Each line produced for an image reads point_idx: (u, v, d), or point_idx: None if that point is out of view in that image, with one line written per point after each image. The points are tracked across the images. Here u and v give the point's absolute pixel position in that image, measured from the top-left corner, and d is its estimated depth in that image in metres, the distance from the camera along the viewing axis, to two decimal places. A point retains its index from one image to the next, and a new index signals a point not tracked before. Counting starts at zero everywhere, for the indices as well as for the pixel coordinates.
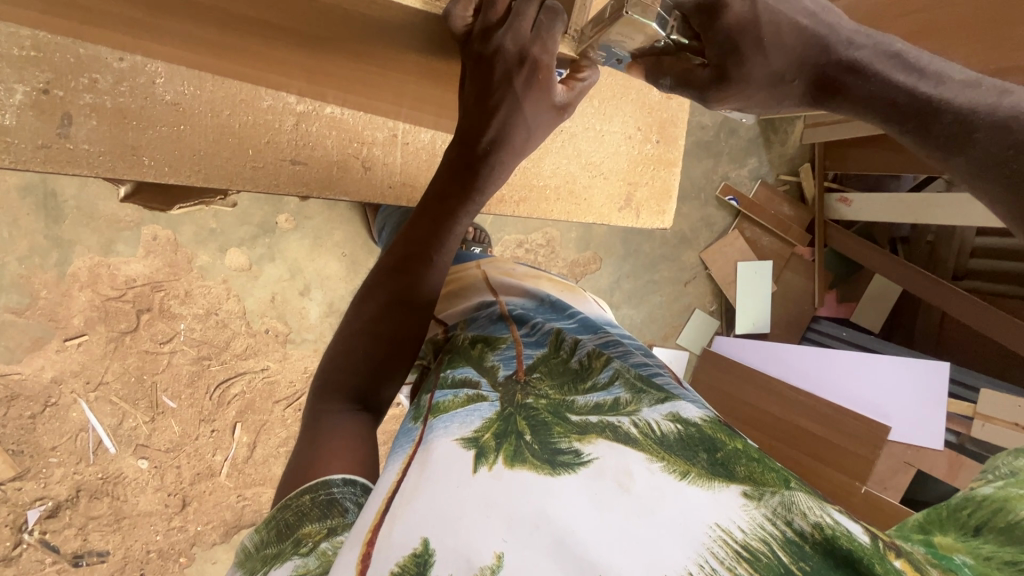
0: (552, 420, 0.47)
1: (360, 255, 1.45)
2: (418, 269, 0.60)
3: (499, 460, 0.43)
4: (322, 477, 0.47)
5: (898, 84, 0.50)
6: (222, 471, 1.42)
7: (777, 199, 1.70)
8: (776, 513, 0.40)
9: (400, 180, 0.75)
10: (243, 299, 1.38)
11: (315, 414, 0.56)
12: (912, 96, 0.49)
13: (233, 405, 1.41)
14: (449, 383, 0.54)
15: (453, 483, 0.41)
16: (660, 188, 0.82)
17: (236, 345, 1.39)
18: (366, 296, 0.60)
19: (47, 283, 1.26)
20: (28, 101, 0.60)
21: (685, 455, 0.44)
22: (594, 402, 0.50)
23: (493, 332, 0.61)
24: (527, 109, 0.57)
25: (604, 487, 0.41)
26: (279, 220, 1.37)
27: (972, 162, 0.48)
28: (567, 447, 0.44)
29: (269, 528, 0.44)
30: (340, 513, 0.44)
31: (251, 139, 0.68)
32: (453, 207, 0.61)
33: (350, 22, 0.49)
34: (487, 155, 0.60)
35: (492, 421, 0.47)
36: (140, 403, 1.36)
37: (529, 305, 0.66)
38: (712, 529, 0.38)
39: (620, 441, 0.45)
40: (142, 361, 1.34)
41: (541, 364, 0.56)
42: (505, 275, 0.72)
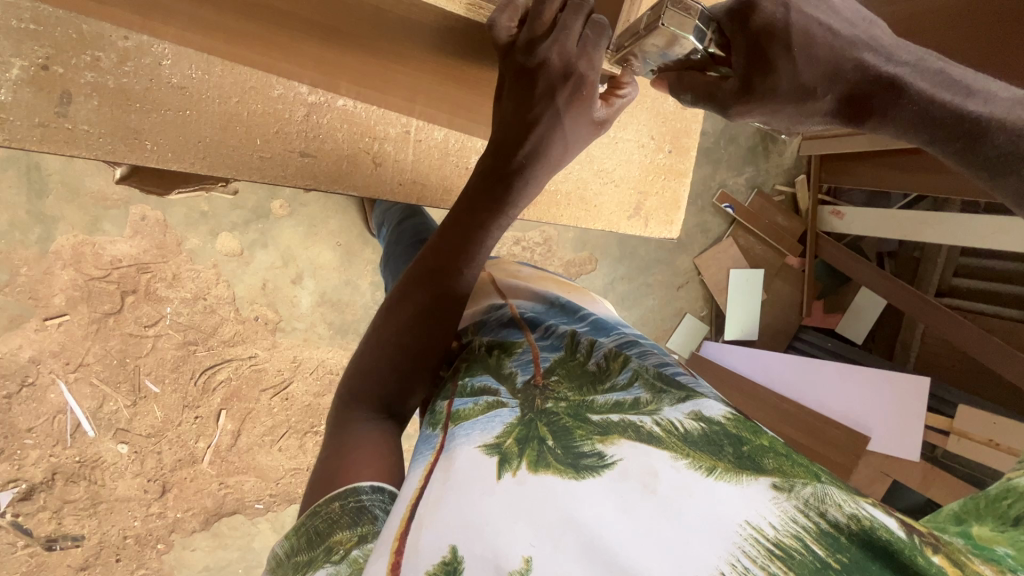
0: (573, 424, 0.47)
1: (355, 245, 1.42)
2: (449, 280, 0.58)
3: (523, 466, 0.43)
4: (352, 484, 0.47)
5: (945, 103, 0.49)
6: (204, 459, 1.40)
7: (772, 208, 1.71)
8: (807, 505, 0.40)
9: (411, 177, 0.73)
10: (233, 285, 1.36)
11: (339, 421, 0.55)
12: (962, 116, 0.48)
13: (219, 392, 1.39)
14: (468, 390, 0.54)
15: (477, 487, 0.41)
16: (670, 197, 0.82)
17: (224, 332, 1.37)
18: (392, 306, 0.58)
19: (27, 260, 1.22)
20: (25, 76, 0.58)
21: (710, 452, 0.44)
22: (614, 402, 0.50)
23: (507, 336, 0.61)
24: (567, 121, 0.57)
25: (632, 488, 0.41)
26: (274, 206, 1.35)
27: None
28: (590, 450, 0.44)
29: (300, 534, 0.45)
30: (369, 520, 0.44)
31: (259, 128, 0.65)
32: (485, 222, 0.59)
33: (381, 20, 0.55)
34: (522, 169, 0.58)
35: (513, 427, 0.47)
36: (122, 386, 1.32)
37: (540, 309, 0.66)
38: (743, 527, 0.38)
39: (644, 441, 0.45)
40: (126, 343, 1.31)
41: (559, 367, 0.55)
42: (512, 275, 0.72)
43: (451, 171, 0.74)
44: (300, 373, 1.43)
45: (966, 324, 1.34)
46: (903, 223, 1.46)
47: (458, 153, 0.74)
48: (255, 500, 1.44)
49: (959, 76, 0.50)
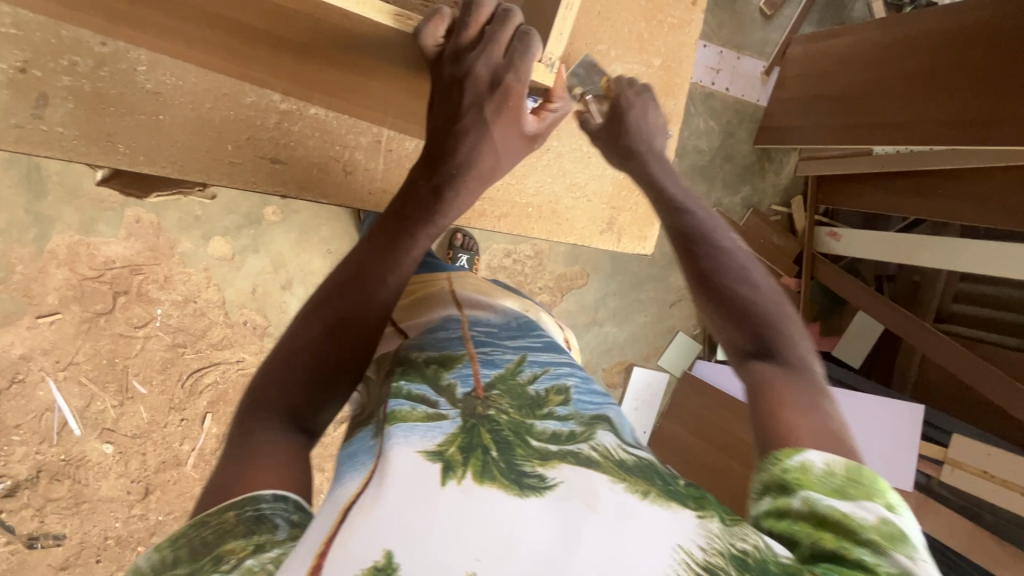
0: (514, 441, 0.47)
1: (346, 252, 1.43)
2: (370, 285, 0.58)
3: (468, 476, 0.42)
4: (251, 492, 0.45)
5: (690, 222, 0.64)
6: (188, 461, 1.40)
7: (767, 228, 1.69)
8: (735, 535, 0.41)
9: (379, 187, 0.74)
10: (224, 288, 1.37)
11: (244, 424, 0.53)
12: (698, 234, 0.63)
13: (206, 395, 1.39)
14: (404, 394, 0.53)
15: (419, 494, 0.40)
16: (644, 214, 0.82)
17: (213, 334, 1.38)
18: (316, 308, 0.58)
19: (23, 258, 1.24)
20: (4, 79, 0.59)
21: (647, 480, 0.45)
22: (551, 430, 0.50)
23: (449, 353, 0.60)
24: (497, 131, 0.57)
25: (575, 507, 0.40)
26: (266, 212, 1.37)
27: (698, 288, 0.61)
28: (531, 470, 0.44)
29: (178, 546, 0.41)
30: (269, 529, 0.43)
31: (231, 135, 0.66)
32: (416, 229, 0.59)
33: (325, 38, 0.51)
34: (452, 178, 0.58)
35: (454, 437, 0.47)
36: (110, 386, 1.34)
37: (493, 320, 0.69)
38: (677, 551, 0.38)
39: (582, 465, 0.45)
40: (115, 344, 1.32)
41: (499, 386, 0.55)
42: (475, 292, 0.76)
43: None
44: None
45: (961, 352, 1.31)
46: (902, 246, 1.42)
47: None
48: None
49: (712, 217, 0.66)
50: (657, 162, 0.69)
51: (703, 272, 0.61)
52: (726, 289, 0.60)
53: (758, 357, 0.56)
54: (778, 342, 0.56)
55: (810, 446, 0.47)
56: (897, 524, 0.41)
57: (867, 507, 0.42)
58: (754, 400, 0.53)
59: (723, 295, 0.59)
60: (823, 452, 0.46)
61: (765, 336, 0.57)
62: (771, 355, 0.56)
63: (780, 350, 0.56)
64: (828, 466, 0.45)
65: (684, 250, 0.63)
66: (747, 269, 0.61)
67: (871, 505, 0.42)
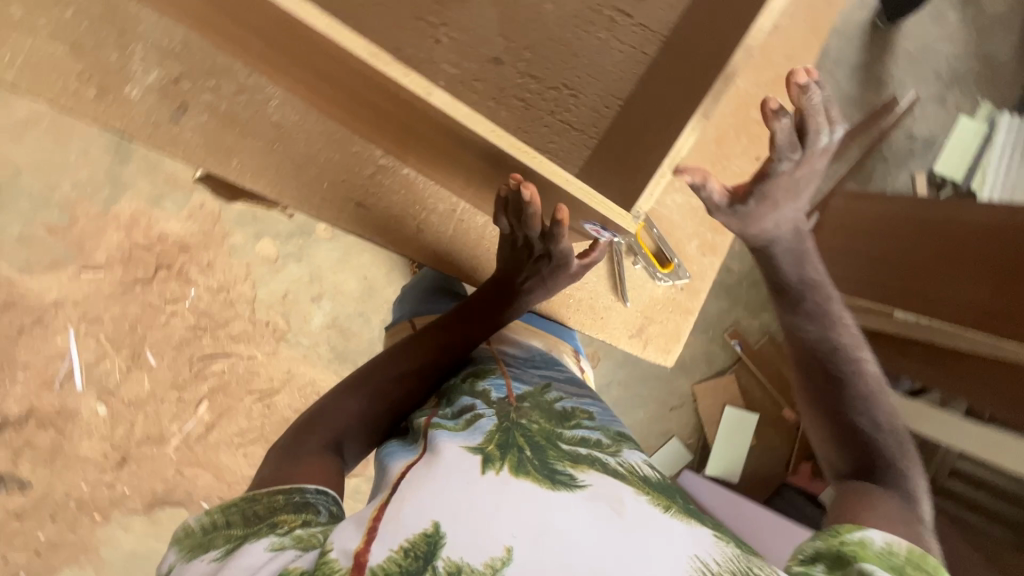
0: (548, 446, 0.63)
1: (379, 281, 1.50)
2: (431, 354, 0.80)
3: (505, 468, 0.58)
4: (298, 484, 0.62)
5: (828, 357, 0.78)
6: (171, 442, 1.45)
7: (779, 357, 1.72)
8: (736, 557, 0.55)
9: (445, 250, 0.81)
10: (257, 286, 1.46)
11: (302, 441, 0.70)
12: (831, 368, 0.77)
13: (208, 382, 1.46)
14: (451, 411, 0.70)
15: (470, 480, 0.56)
16: (672, 329, 0.85)
17: (233, 327, 1.46)
18: (390, 359, 0.80)
19: (87, 214, 1.37)
20: (158, 85, 0.68)
21: (660, 496, 0.60)
22: (581, 442, 0.66)
23: (487, 370, 0.79)
24: (552, 282, 0.80)
25: (602, 507, 0.55)
26: (318, 228, 1.47)
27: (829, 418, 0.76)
28: (565, 470, 0.59)
29: (232, 514, 0.59)
30: (311, 513, 0.60)
31: (330, 174, 0.74)
32: (479, 326, 0.82)
33: (437, 131, 0.60)
34: (514, 300, 0.82)
35: (496, 437, 0.63)
36: (123, 350, 1.42)
37: (520, 355, 0.85)
38: (692, 560, 0.52)
39: (608, 475, 0.61)
40: (141, 312, 1.42)
41: (529, 399, 0.73)
42: (509, 328, 0.91)
43: (480, 252, 0.82)
44: (289, 386, 1.49)
45: (942, 514, 1.39)
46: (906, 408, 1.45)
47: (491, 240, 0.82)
48: (202, 498, 1.47)
49: (852, 348, 0.79)
50: (807, 290, 0.81)
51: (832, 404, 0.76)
52: (846, 416, 0.74)
53: (859, 475, 0.70)
54: (891, 470, 0.69)
55: (875, 527, 0.58)
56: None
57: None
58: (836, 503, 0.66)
59: (839, 419, 0.75)
60: (885, 534, 0.58)
61: (873, 462, 0.70)
62: (876, 475, 0.69)
63: (886, 473, 0.69)
64: (889, 546, 0.57)
65: (818, 376, 0.78)
66: (863, 402, 0.75)
67: None
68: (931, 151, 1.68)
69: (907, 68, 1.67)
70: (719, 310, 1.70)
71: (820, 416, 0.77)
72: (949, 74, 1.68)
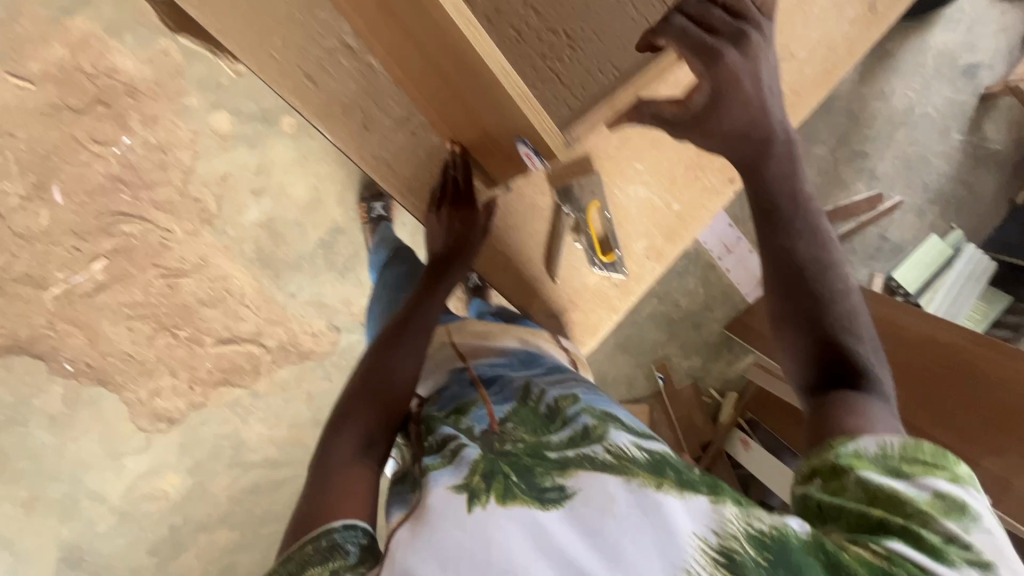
0: (534, 464, 0.58)
1: (329, 197, 1.41)
2: (390, 367, 0.77)
3: (492, 500, 0.54)
4: (326, 524, 0.58)
5: (798, 259, 0.75)
6: (51, 290, 1.35)
7: (695, 402, 1.72)
8: (738, 516, 0.51)
9: (386, 156, 0.86)
10: (199, 159, 1.35)
11: (321, 475, 0.67)
12: (799, 271, 0.74)
13: (113, 240, 1.35)
14: (435, 447, 0.67)
15: (456, 521, 0.52)
16: (593, 322, 0.93)
17: (158, 193, 1.35)
18: (354, 396, 0.75)
19: (33, 17, 1.23)
20: None
21: (651, 470, 0.55)
22: (567, 441, 0.61)
23: (464, 398, 0.75)
24: (467, 221, 0.85)
25: (591, 511, 0.51)
26: (284, 120, 1.36)
27: (802, 327, 0.72)
28: (552, 485, 0.55)
29: (277, 572, 0.56)
30: (342, 555, 0.56)
31: (282, 34, 0.74)
32: (426, 315, 0.82)
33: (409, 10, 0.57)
34: (444, 253, 0.85)
35: (479, 464, 0.59)
36: (29, 176, 1.30)
37: (499, 363, 0.81)
38: (693, 538, 0.49)
39: (598, 469, 0.56)
40: (63, 143, 1.30)
41: (513, 417, 0.69)
42: (476, 335, 0.86)
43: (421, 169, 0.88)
44: (198, 273, 1.40)
45: None
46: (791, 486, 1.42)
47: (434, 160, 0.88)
48: (67, 357, 1.38)
49: (818, 237, 0.76)
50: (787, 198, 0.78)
51: (804, 311, 0.72)
52: (820, 321, 0.71)
53: (833, 383, 0.67)
54: (865, 373, 0.66)
55: (866, 435, 0.57)
56: (955, 496, 0.52)
57: (921, 484, 0.53)
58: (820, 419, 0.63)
59: (812, 327, 0.71)
60: (877, 438, 0.57)
61: (848, 367, 0.67)
62: (854, 380, 0.66)
63: (865, 375, 0.66)
64: (881, 449, 0.56)
65: (793, 286, 0.73)
66: (836, 300, 0.72)
67: (927, 481, 0.53)
68: (896, 258, 1.70)
69: (901, 172, 1.70)
70: (656, 341, 1.69)
71: (791, 328, 0.73)
72: (936, 191, 1.72)
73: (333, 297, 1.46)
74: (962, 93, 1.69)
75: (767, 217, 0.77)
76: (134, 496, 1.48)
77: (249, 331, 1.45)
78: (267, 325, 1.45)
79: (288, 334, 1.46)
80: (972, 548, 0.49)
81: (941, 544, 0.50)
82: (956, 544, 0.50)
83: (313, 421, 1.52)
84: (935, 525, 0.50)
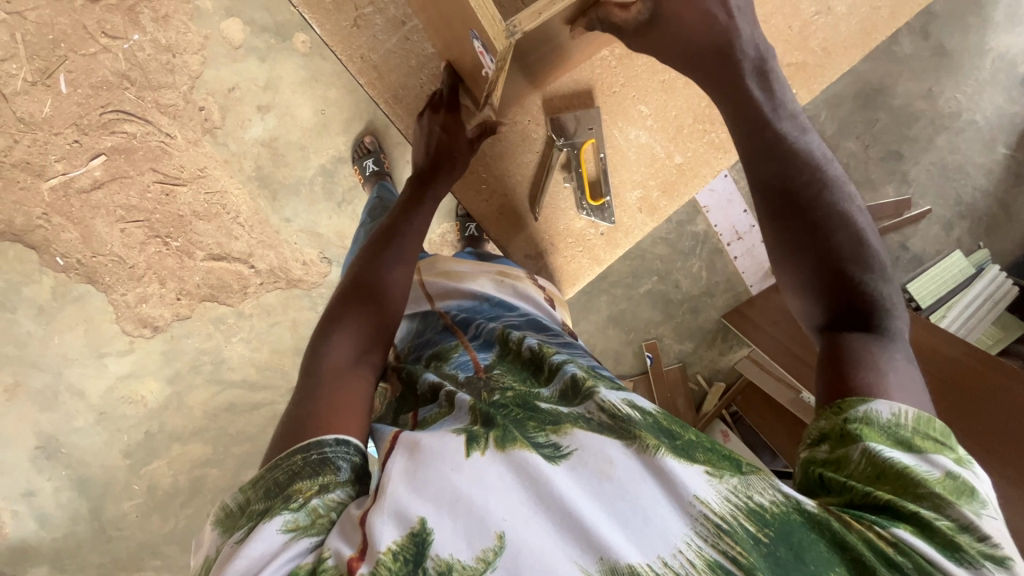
0: (525, 417, 0.56)
1: (334, 123, 1.38)
2: (373, 286, 0.74)
3: (490, 445, 0.52)
4: (316, 437, 0.57)
5: (794, 183, 0.65)
6: (50, 181, 1.35)
7: (681, 388, 1.67)
8: (737, 489, 0.47)
9: (374, 62, 0.83)
10: (206, 66, 1.32)
11: (303, 390, 0.65)
12: (795, 198, 0.64)
13: (112, 139, 1.34)
14: (428, 399, 0.67)
15: (450, 464, 0.50)
16: (572, 270, 0.93)
17: (163, 96, 1.33)
18: (328, 319, 0.72)
19: None
20: None
21: (655, 432, 0.51)
22: (558, 395, 0.60)
23: (447, 343, 0.76)
24: (453, 132, 0.81)
25: (588, 472, 0.48)
26: (296, 37, 1.32)
27: (811, 261, 0.63)
28: (546, 441, 0.52)
29: (258, 485, 0.55)
30: (331, 470, 0.56)
31: None
32: (404, 231, 0.79)
33: None
34: (431, 167, 0.81)
35: (473, 416, 0.58)
36: (37, 62, 1.29)
37: (474, 305, 0.81)
38: (694, 504, 0.46)
39: (595, 430, 0.52)
40: (72, 31, 1.28)
41: (498, 364, 0.69)
42: (449, 275, 0.86)
43: (410, 81, 0.85)
44: (195, 184, 1.38)
45: None
46: None
47: (426, 72, 0.84)
48: (59, 251, 1.38)
49: (807, 149, 0.66)
50: (770, 105, 0.68)
51: (808, 242, 0.63)
52: (822, 259, 0.62)
53: (844, 325, 0.60)
54: (876, 306, 0.60)
55: (878, 398, 0.53)
56: (968, 480, 0.48)
57: (933, 463, 0.49)
58: (833, 369, 0.58)
59: (813, 265, 0.62)
60: (891, 405, 0.52)
61: (859, 304, 0.60)
62: (866, 319, 0.60)
63: (874, 311, 0.60)
64: (895, 418, 0.52)
65: (786, 222, 0.65)
66: (839, 222, 0.63)
67: (938, 460, 0.49)
68: (913, 269, 1.63)
69: (935, 179, 1.61)
70: (649, 320, 1.65)
71: (799, 265, 0.64)
72: (968, 205, 1.62)
73: (328, 228, 1.44)
74: (1015, 104, 1.58)
75: (751, 144, 0.68)
76: (112, 399, 1.50)
77: (240, 250, 1.43)
78: (259, 247, 1.44)
79: (279, 258, 1.45)
80: (990, 542, 0.45)
81: (955, 532, 0.46)
82: (973, 535, 0.45)
83: (295, 350, 1.51)
84: (948, 511, 0.46)
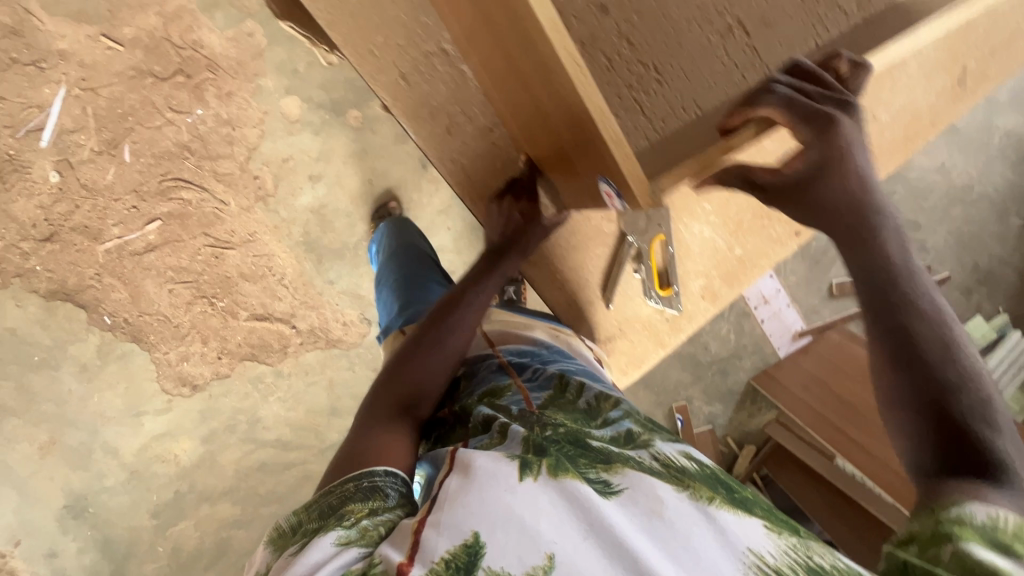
0: (579, 452, 0.56)
1: (381, 192, 1.45)
2: (431, 348, 0.81)
3: (544, 472, 0.53)
4: (367, 468, 0.62)
5: (897, 323, 0.61)
6: (104, 244, 1.39)
7: (711, 450, 1.68)
8: (792, 547, 0.49)
9: (459, 163, 0.90)
10: (264, 138, 1.40)
11: (360, 432, 0.71)
12: (896, 337, 0.61)
13: (169, 204, 1.40)
14: (479, 430, 0.67)
15: (505, 485, 0.50)
16: (638, 355, 0.94)
17: (220, 165, 1.40)
18: (387, 374, 0.79)
19: None
20: None
21: (709, 484, 0.53)
22: (612, 437, 0.61)
23: (500, 383, 0.76)
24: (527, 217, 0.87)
25: (643, 511, 0.50)
26: (350, 112, 1.41)
27: (911, 406, 0.59)
28: (599, 476, 0.53)
29: (313, 508, 0.57)
30: (381, 496, 0.58)
31: (389, 33, 0.83)
32: (463, 299, 0.86)
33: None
34: (494, 248, 0.89)
35: (526, 445, 0.58)
36: (104, 133, 1.36)
37: (525, 351, 0.84)
38: (748, 556, 0.47)
39: (646, 472, 0.54)
40: (140, 105, 1.36)
41: (551, 403, 0.70)
42: (505, 325, 0.90)
43: (493, 180, 0.91)
44: (244, 248, 1.43)
45: None
46: None
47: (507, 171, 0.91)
48: (107, 310, 1.42)
49: (912, 287, 0.63)
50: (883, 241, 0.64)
51: (911, 386, 0.59)
52: (926, 403, 0.58)
53: (959, 472, 0.53)
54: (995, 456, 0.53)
55: None
56: None
57: None
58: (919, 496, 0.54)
59: (918, 408, 0.58)
60: None
61: (972, 449, 0.54)
62: (984, 468, 0.53)
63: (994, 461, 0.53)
64: None
65: (892, 362, 0.61)
66: (946, 366, 0.59)
67: None
68: None
69: (952, 247, 1.67)
70: (680, 382, 1.66)
71: (899, 408, 0.60)
72: (984, 272, 1.68)
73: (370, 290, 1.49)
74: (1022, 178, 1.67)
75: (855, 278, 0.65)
76: (144, 457, 1.49)
77: (283, 310, 1.47)
78: (301, 307, 1.47)
79: (320, 319, 1.48)
80: None
81: None
82: None
83: (330, 408, 1.53)
84: None
